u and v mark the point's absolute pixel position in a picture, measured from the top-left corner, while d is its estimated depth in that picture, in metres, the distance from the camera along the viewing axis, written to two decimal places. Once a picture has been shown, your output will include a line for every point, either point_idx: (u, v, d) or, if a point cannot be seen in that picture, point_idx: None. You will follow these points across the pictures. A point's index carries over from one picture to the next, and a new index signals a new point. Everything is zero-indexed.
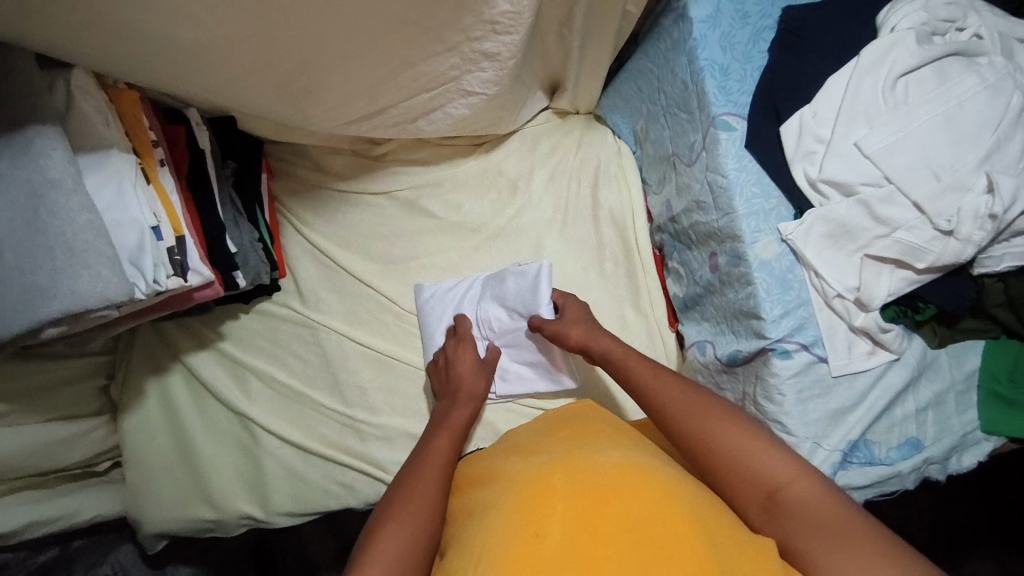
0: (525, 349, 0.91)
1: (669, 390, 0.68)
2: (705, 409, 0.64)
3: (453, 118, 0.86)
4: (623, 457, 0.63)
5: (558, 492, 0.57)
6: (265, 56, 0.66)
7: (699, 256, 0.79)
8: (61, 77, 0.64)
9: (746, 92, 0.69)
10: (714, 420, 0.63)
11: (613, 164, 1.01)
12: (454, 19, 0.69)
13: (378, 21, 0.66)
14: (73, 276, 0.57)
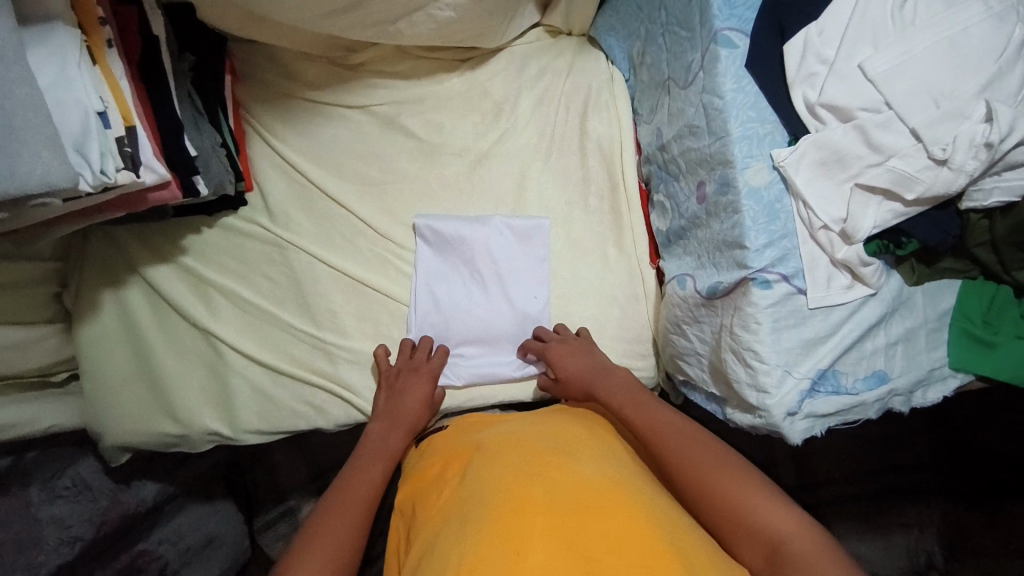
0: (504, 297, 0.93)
1: (681, 437, 0.71)
2: (711, 456, 0.68)
3: (438, 22, 0.81)
4: (602, 472, 0.61)
5: (537, 505, 0.56)
6: None
7: (687, 187, 0.76)
8: None
9: (750, 7, 0.64)
10: (719, 471, 0.66)
11: (605, 92, 0.97)
12: None
13: None
14: (9, 154, 0.51)
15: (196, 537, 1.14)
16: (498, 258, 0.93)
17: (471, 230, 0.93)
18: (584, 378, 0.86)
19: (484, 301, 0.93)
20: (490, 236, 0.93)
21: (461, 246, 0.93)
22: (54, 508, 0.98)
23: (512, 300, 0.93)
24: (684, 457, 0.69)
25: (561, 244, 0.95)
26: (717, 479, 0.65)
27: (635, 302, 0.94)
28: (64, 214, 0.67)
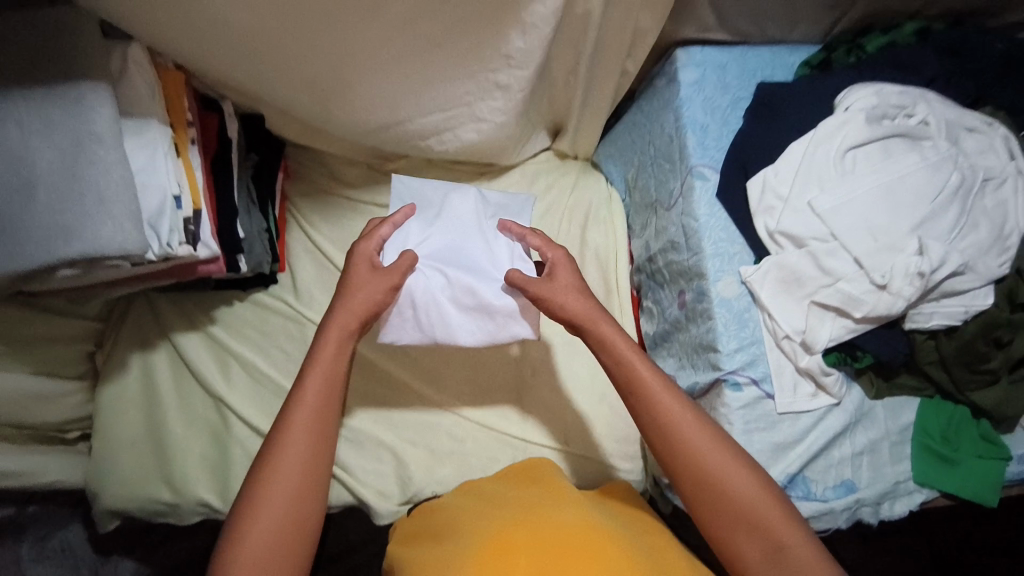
0: (480, 249, 0.77)
1: (685, 417, 0.66)
2: (717, 445, 0.64)
3: (462, 141, 0.94)
4: (579, 513, 0.66)
5: (522, 545, 0.61)
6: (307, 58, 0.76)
7: (671, 295, 0.85)
8: (118, 49, 0.73)
9: (722, 149, 0.78)
10: (725, 461, 0.63)
11: (603, 208, 1.10)
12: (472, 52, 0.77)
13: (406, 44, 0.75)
14: (98, 221, 0.63)
15: None
16: (481, 213, 0.78)
17: (437, 188, 0.80)
18: (582, 307, 0.71)
19: (462, 248, 0.76)
20: (473, 197, 0.79)
21: (426, 202, 0.79)
22: (40, 567, 0.99)
23: (498, 260, 0.76)
24: (694, 440, 0.65)
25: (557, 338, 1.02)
26: (724, 471, 0.63)
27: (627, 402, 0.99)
28: (128, 277, 0.78)
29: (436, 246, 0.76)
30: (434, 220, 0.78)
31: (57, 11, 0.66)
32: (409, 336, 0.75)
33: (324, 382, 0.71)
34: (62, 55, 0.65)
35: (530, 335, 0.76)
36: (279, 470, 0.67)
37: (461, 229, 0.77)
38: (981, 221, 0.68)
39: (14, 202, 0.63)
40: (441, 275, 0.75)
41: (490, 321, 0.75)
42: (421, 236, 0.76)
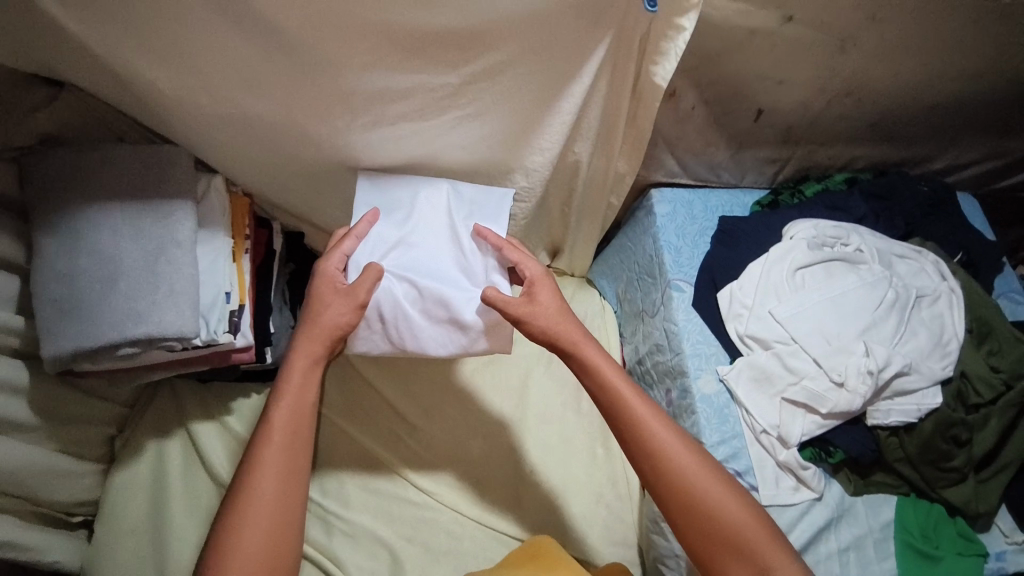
0: (450, 259, 0.83)
1: (677, 443, 0.71)
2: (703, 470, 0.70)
3: None
4: None
5: None
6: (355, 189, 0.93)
7: (659, 394, 0.93)
8: (205, 177, 0.87)
9: (694, 266, 0.91)
10: (711, 485, 0.69)
11: (597, 318, 1.21)
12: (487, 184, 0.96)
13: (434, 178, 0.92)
14: (166, 308, 0.75)
15: None
16: (455, 215, 0.85)
17: (415, 186, 0.86)
18: (552, 317, 0.77)
19: (435, 258, 0.83)
20: (449, 196, 0.86)
21: (401, 202, 0.85)
22: None
23: (470, 269, 0.83)
24: (685, 464, 0.70)
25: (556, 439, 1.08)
26: (711, 495, 0.68)
27: (624, 504, 1.03)
28: (168, 361, 0.86)
29: (411, 257, 0.82)
30: (407, 225, 0.84)
31: (158, 148, 0.79)
32: (381, 347, 0.82)
33: (293, 407, 0.75)
34: (158, 181, 0.78)
35: (501, 349, 0.83)
36: (253, 505, 0.70)
37: (433, 236, 0.84)
38: (920, 329, 0.78)
39: (95, 292, 0.73)
40: (412, 285, 0.80)
41: (462, 334, 0.81)
42: (396, 236, 0.83)
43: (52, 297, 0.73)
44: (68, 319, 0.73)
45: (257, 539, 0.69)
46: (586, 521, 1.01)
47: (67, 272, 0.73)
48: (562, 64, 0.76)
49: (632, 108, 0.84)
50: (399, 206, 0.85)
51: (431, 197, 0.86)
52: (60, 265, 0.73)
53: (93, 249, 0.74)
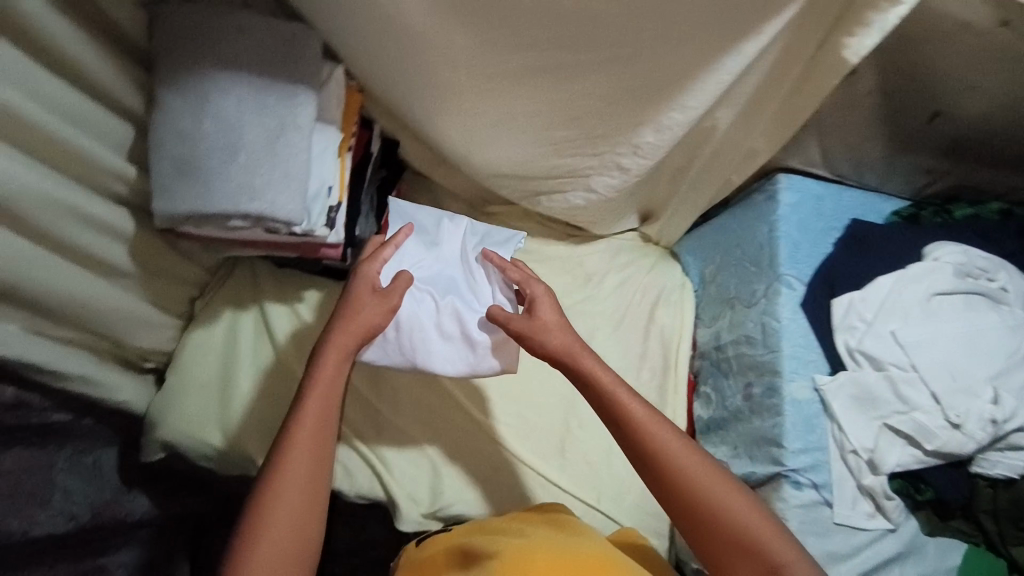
0: (462, 283, 0.84)
1: (682, 450, 0.72)
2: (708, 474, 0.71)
3: (568, 204, 1.05)
4: (595, 548, 0.78)
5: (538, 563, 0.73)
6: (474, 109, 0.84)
7: (734, 384, 0.91)
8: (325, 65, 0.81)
9: (811, 265, 0.87)
10: (715, 485, 0.71)
11: (675, 293, 1.18)
12: (608, 134, 0.86)
13: (557, 116, 0.84)
14: (278, 192, 0.73)
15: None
16: (470, 244, 0.86)
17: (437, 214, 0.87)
18: (556, 332, 0.77)
19: (451, 279, 0.84)
20: (468, 228, 0.86)
21: (424, 225, 0.86)
22: (71, 479, 1.01)
23: (480, 294, 0.84)
24: (688, 466, 0.71)
25: None
26: (717, 501, 0.70)
27: None
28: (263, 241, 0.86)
29: (428, 277, 0.84)
30: (429, 247, 0.85)
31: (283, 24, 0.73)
32: (391, 357, 0.81)
33: (324, 403, 0.75)
34: (285, 57, 0.73)
35: (502, 368, 0.82)
36: (280, 489, 0.72)
37: (449, 262, 0.85)
38: None
39: (216, 159, 0.71)
40: (429, 302, 0.82)
41: (470, 351, 0.81)
42: (419, 258, 0.84)
43: (172, 153, 0.71)
44: (186, 180, 0.71)
45: (284, 519, 0.71)
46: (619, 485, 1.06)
47: (188, 132, 0.71)
48: (747, 18, 0.65)
49: (801, 80, 0.73)
50: (425, 227, 0.86)
51: (454, 226, 0.86)
52: (182, 122, 0.71)
53: (216, 114, 0.71)
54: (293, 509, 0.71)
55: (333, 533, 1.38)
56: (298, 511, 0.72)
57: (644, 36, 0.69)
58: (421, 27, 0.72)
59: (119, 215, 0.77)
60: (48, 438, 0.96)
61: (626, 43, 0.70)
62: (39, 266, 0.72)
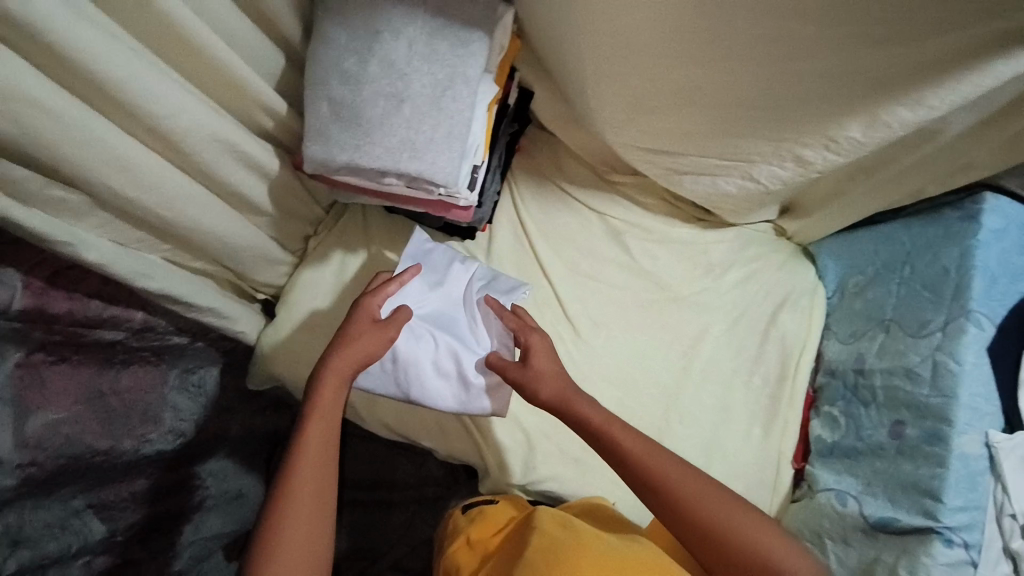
0: (465, 323, 0.83)
1: (681, 472, 0.74)
2: (715, 496, 0.73)
3: (716, 189, 0.95)
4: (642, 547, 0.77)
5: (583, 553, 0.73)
6: (659, 75, 0.75)
7: (875, 416, 0.89)
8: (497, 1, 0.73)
9: (1002, 305, 0.85)
10: (717, 508, 0.72)
11: (805, 297, 1.08)
12: (799, 122, 0.75)
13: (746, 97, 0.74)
14: (437, 150, 0.67)
15: (233, 487, 1.06)
16: (478, 287, 0.85)
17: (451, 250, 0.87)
18: (553, 381, 0.77)
19: (453, 318, 0.83)
20: (477, 270, 0.86)
21: (435, 261, 0.85)
22: (177, 396, 0.94)
23: (479, 337, 0.83)
24: (687, 490, 0.73)
25: (713, 400, 1.06)
26: (723, 514, 0.72)
27: (763, 489, 1.01)
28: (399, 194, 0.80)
29: (432, 316, 0.82)
30: (435, 284, 0.83)
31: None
32: (387, 387, 0.81)
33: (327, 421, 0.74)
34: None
35: (495, 411, 0.83)
36: (293, 506, 0.71)
37: (454, 302, 0.84)
38: None
39: (377, 105, 0.65)
40: (431, 336, 0.81)
41: (464, 391, 0.82)
42: (423, 296, 0.83)
43: (332, 94, 0.66)
44: (345, 126, 0.67)
45: (300, 539, 0.70)
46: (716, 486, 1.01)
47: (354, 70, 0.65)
48: None
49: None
50: (436, 261, 0.85)
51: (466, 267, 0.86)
52: (347, 61, 0.65)
53: (385, 56, 0.64)
54: (305, 524, 0.71)
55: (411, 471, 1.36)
56: (310, 532, 0.71)
57: (905, 14, 0.56)
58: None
59: (265, 153, 0.71)
60: (166, 358, 0.91)
61: (880, 22, 0.58)
62: (195, 203, 0.66)
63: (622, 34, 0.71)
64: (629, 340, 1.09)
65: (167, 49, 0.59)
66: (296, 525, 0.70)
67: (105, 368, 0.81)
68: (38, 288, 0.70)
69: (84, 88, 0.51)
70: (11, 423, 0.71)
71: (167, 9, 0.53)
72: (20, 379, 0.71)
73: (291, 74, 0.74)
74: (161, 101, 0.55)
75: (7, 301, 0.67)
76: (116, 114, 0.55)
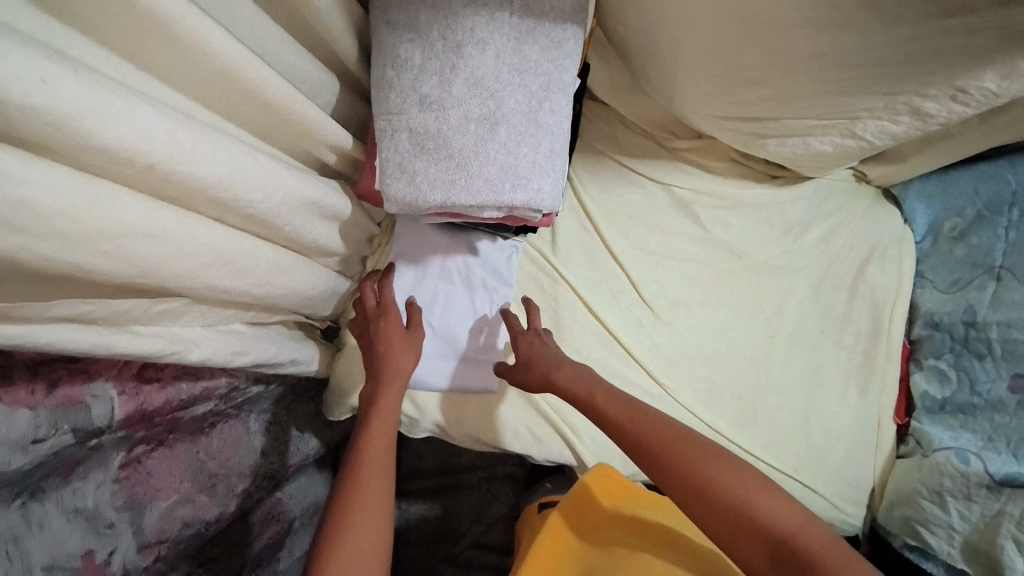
0: (460, 310, 0.96)
1: (677, 437, 0.73)
2: (716, 461, 0.70)
3: (807, 150, 0.84)
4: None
5: None
6: (768, 39, 0.65)
7: (992, 370, 0.89)
8: None
9: None
10: (722, 468, 0.70)
11: (893, 246, 1.02)
12: (925, 74, 0.65)
13: (866, 56, 0.63)
14: (543, 172, 0.60)
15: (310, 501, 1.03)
16: (473, 276, 0.96)
17: (450, 242, 0.96)
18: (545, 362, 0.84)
19: (453, 306, 0.96)
20: (470, 258, 0.96)
21: (434, 257, 0.95)
22: (263, 441, 0.87)
23: (475, 322, 0.96)
24: (697, 460, 0.71)
25: (802, 365, 1.01)
26: (714, 469, 0.70)
27: (867, 448, 0.99)
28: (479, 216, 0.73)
29: (432, 308, 0.95)
30: (433, 277, 0.95)
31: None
32: None
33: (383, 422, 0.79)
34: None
35: (489, 383, 0.96)
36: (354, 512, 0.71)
37: (453, 292, 0.96)
38: None
39: (468, 130, 0.58)
40: (432, 326, 0.94)
41: (462, 367, 0.96)
42: (423, 289, 0.95)
43: (414, 123, 0.59)
44: (431, 160, 0.59)
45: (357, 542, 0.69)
46: (821, 453, 0.98)
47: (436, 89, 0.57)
48: None
49: None
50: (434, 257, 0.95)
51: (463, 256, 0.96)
52: (427, 84, 0.58)
53: (470, 72, 0.57)
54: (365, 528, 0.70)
55: (472, 452, 1.23)
56: (370, 537, 0.70)
57: None
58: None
59: (331, 193, 0.63)
60: (245, 407, 0.84)
61: None
62: (280, 266, 0.58)
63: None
64: (709, 316, 1.01)
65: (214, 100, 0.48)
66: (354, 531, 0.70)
67: (198, 438, 0.75)
68: (132, 390, 0.64)
69: (182, 194, 0.44)
70: (129, 527, 0.66)
71: (221, 54, 0.43)
72: (127, 479, 0.65)
73: (346, 93, 0.65)
74: (221, 168, 0.44)
75: (109, 414, 0.61)
76: (191, 202, 0.45)
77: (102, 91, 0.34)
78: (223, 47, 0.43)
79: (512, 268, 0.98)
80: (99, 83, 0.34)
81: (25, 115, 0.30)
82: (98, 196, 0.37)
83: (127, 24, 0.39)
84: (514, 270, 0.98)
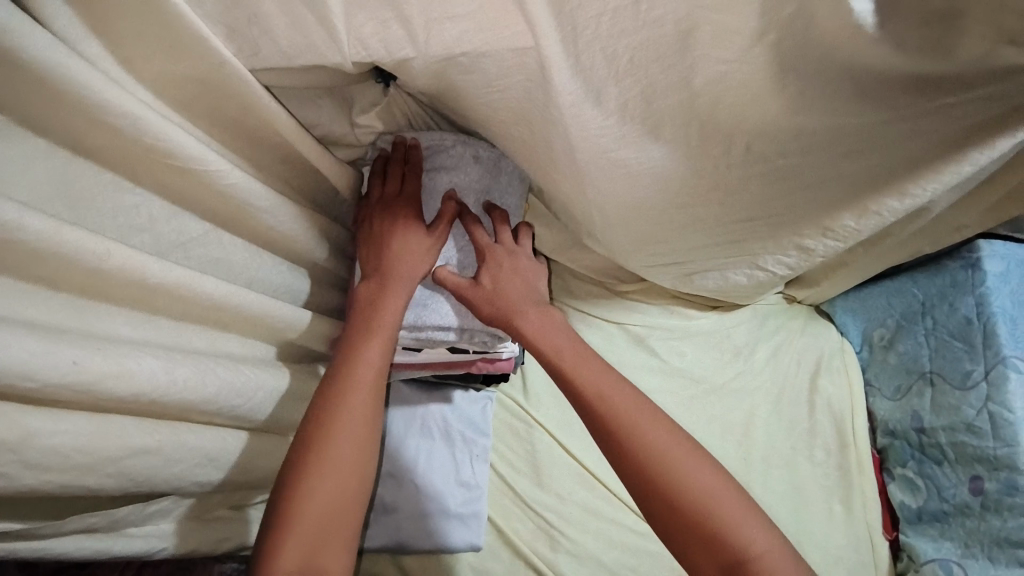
0: (438, 465, 1.00)
1: (612, 386, 0.66)
2: (653, 422, 0.64)
3: (725, 279, 0.95)
4: None
5: None
6: (665, 216, 0.76)
7: (952, 475, 0.95)
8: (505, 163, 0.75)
9: None
10: (658, 432, 0.64)
11: (837, 358, 1.09)
12: (798, 226, 0.76)
13: (738, 219, 0.75)
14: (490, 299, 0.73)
15: None
16: (450, 428, 1.02)
17: (424, 400, 1.02)
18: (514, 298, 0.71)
19: (433, 460, 1.00)
20: (445, 410, 1.02)
21: (412, 415, 1.01)
22: None
23: (456, 473, 1.00)
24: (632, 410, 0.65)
25: (784, 486, 1.02)
26: (657, 443, 0.63)
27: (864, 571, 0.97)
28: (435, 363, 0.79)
29: (412, 465, 0.99)
30: (411, 435, 1.00)
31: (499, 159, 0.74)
32: (381, 539, 0.97)
33: (361, 425, 0.64)
34: (492, 193, 0.75)
35: (475, 537, 0.98)
36: (330, 466, 0.61)
37: (431, 446, 1.01)
38: None
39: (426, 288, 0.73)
40: (414, 483, 0.98)
41: (447, 522, 0.98)
42: (402, 447, 0.99)
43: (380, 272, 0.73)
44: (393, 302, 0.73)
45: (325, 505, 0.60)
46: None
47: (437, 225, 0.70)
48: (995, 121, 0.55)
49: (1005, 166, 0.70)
50: (410, 415, 1.01)
51: (438, 411, 1.03)
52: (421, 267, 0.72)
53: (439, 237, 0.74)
54: (332, 493, 0.61)
55: None
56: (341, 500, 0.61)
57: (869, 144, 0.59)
58: (629, 155, 0.64)
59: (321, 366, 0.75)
60: None
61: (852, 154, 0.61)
62: (260, 453, 0.66)
63: (631, 197, 0.72)
64: None
65: (212, 323, 0.58)
66: (322, 492, 0.60)
67: None
68: None
69: (167, 412, 0.53)
70: None
71: (206, 291, 0.54)
72: None
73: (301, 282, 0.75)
74: (207, 387, 0.54)
75: None
76: (188, 415, 0.55)
77: (108, 355, 0.45)
78: (207, 285, 0.53)
79: (487, 415, 1.05)
80: (114, 352, 0.46)
81: (50, 387, 0.42)
82: (106, 432, 0.48)
83: (145, 298, 0.51)
84: (489, 419, 1.05)
